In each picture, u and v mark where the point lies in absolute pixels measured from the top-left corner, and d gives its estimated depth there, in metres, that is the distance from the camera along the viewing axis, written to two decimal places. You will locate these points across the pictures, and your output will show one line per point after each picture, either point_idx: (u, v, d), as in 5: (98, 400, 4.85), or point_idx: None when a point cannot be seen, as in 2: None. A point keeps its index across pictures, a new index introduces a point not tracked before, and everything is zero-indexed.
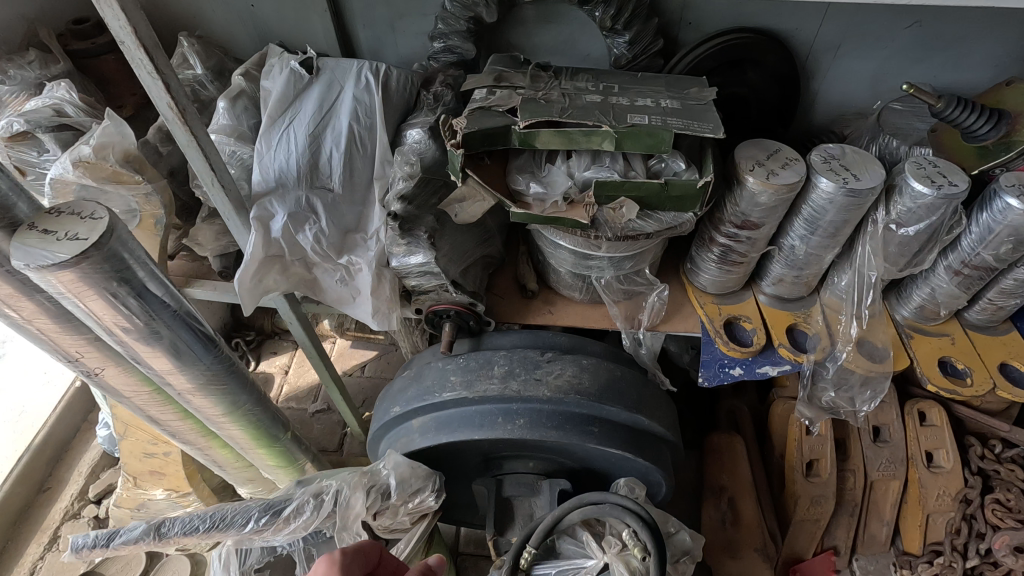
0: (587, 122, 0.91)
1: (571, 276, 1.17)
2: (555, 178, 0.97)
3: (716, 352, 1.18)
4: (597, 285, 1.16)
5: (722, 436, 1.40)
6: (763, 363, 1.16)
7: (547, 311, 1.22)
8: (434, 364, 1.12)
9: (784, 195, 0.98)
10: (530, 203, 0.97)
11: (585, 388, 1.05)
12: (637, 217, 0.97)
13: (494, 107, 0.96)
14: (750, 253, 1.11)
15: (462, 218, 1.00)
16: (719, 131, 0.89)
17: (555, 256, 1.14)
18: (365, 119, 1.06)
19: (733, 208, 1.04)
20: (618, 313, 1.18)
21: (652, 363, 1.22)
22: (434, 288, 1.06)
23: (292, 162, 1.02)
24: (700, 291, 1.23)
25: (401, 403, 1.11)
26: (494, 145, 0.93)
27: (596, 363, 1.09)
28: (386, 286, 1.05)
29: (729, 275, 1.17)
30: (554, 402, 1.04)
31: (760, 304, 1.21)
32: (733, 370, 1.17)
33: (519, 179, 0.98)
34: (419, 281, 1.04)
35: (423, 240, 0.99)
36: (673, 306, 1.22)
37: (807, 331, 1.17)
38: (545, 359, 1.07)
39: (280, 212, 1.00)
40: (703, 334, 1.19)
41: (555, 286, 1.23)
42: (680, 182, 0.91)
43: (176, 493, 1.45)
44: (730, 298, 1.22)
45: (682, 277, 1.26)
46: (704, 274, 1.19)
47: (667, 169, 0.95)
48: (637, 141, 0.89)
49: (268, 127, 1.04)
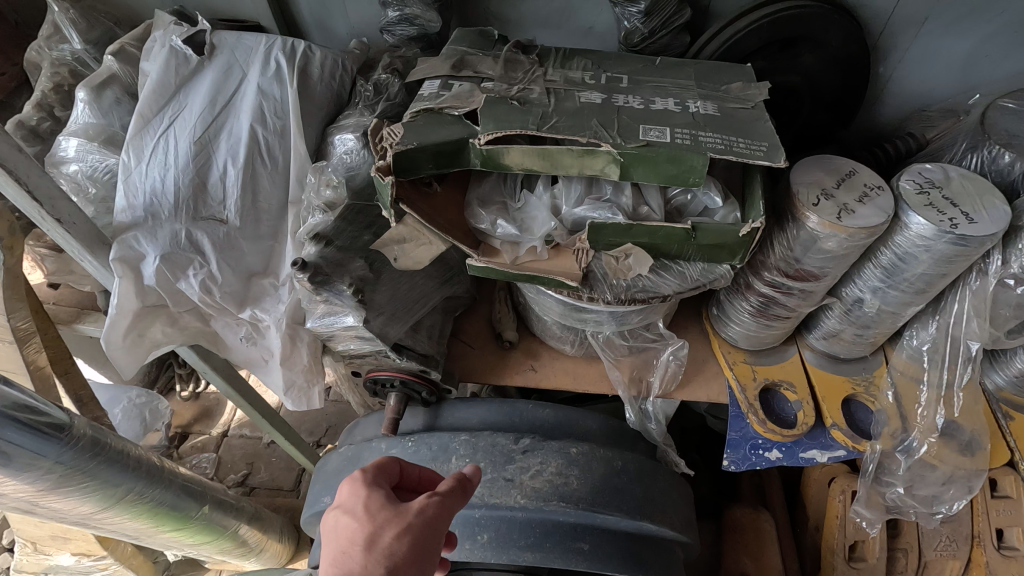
0: (577, 137, 0.61)
1: (559, 327, 0.88)
2: (532, 213, 0.69)
3: (746, 428, 0.90)
4: (593, 341, 0.88)
5: (747, 511, 1.13)
6: (808, 447, 0.88)
7: (529, 367, 0.93)
8: (374, 441, 0.86)
9: (862, 241, 0.69)
10: (499, 249, 0.70)
11: (572, 492, 0.78)
12: (649, 274, 0.69)
13: (446, 109, 0.66)
14: (801, 307, 0.82)
15: (401, 264, 0.70)
16: (778, 157, 0.58)
17: (538, 303, 0.85)
18: (274, 121, 0.76)
19: (785, 251, 0.74)
20: (622, 377, 0.89)
21: (665, 441, 0.93)
22: (371, 353, 0.79)
23: (169, 182, 0.73)
24: (727, 346, 0.93)
25: (333, 493, 0.87)
26: (444, 168, 0.64)
27: (588, 451, 0.82)
28: (303, 351, 0.77)
29: (769, 330, 0.88)
30: (529, 511, 0.78)
31: (806, 364, 0.92)
32: (769, 453, 0.89)
33: (481, 213, 0.69)
34: (349, 345, 0.77)
35: (346, 295, 0.70)
36: (693, 364, 0.94)
37: (871, 407, 0.88)
38: (519, 450, 0.81)
39: (149, 253, 0.72)
40: (731, 404, 0.91)
41: (539, 336, 0.95)
42: (713, 227, 0.63)
43: (87, 557, 1.22)
44: (767, 356, 0.93)
45: (705, 322, 0.97)
46: (735, 326, 0.90)
47: (693, 205, 0.67)
48: (651, 169, 0.60)
49: (139, 129, 0.75)
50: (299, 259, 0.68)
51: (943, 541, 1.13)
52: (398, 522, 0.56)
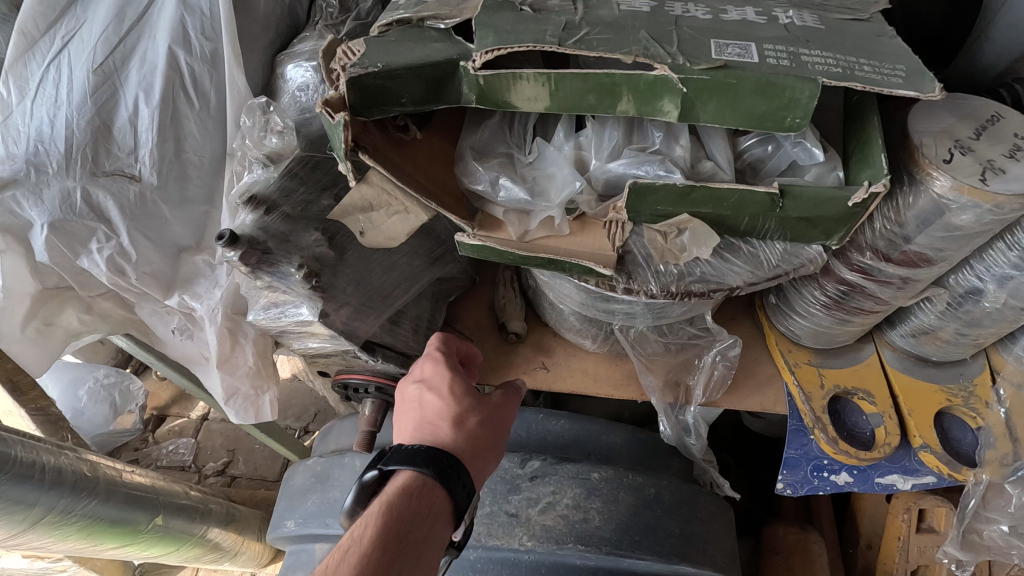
0: (618, 53, 0.41)
1: (579, 319, 0.70)
2: (547, 170, 0.49)
3: (809, 446, 0.73)
4: (620, 335, 0.70)
5: (792, 530, 0.97)
6: (887, 471, 0.70)
7: (541, 365, 0.75)
8: (347, 455, 0.71)
9: (1009, 215, 0.49)
10: (502, 220, 0.50)
11: (592, 531, 0.62)
12: (709, 257, 0.50)
13: (427, 21, 0.47)
14: (897, 300, 0.62)
15: (370, 240, 0.52)
16: (927, 87, 0.38)
17: (552, 288, 0.67)
18: (201, 44, 0.57)
19: (891, 227, 0.54)
20: (652, 381, 0.72)
21: (705, 460, 0.76)
22: (337, 353, 0.61)
23: (59, 125, 0.54)
24: (787, 343, 0.75)
25: (297, 517, 0.71)
26: (425, 104, 0.45)
27: (614, 477, 0.65)
28: (248, 351, 0.59)
29: (845, 326, 0.69)
30: (538, 556, 0.61)
31: (887, 367, 0.73)
32: (836, 478, 0.72)
33: (477, 169, 0.50)
34: (308, 343, 0.59)
35: (295, 279, 0.52)
36: (742, 367, 0.76)
37: (972, 424, 0.70)
38: (526, 476, 0.64)
39: (36, 220, 0.55)
40: (790, 416, 0.73)
41: (553, 327, 0.77)
42: (810, 192, 0.44)
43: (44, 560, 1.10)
44: (836, 356, 0.74)
45: (758, 314, 0.78)
46: (799, 320, 0.71)
47: (774, 161, 0.48)
48: (727, 102, 0.40)
49: (19, 55, 0.56)
50: (226, 231, 0.49)
51: None
52: (482, 409, 0.57)
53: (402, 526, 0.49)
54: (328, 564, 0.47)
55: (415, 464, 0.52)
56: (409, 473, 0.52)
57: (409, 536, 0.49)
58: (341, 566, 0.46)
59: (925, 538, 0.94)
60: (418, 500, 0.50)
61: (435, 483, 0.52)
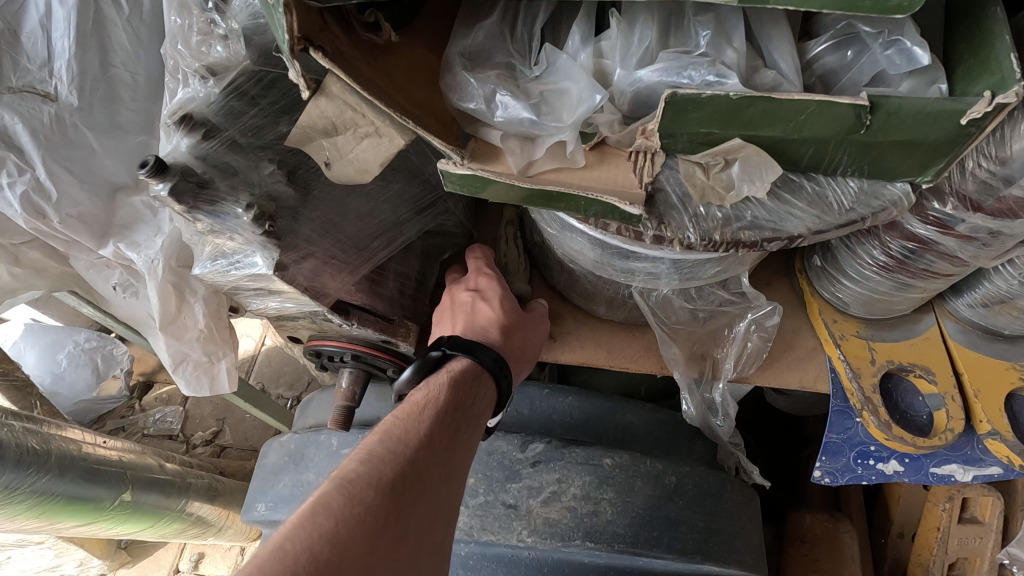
0: None
1: (592, 281, 0.60)
2: (558, 82, 0.39)
3: (853, 429, 0.63)
4: (639, 299, 0.60)
5: (819, 518, 0.89)
6: (941, 459, 0.61)
7: (547, 333, 0.65)
8: (323, 432, 0.62)
9: None
10: (500, 149, 0.40)
11: (602, 526, 0.53)
12: (762, 197, 0.39)
13: None
14: (979, 261, 0.51)
15: (336, 174, 0.42)
16: None
17: (561, 242, 0.57)
18: None
19: (989, 166, 0.43)
20: (674, 350, 0.62)
21: (736, 446, 0.66)
22: (304, 316, 0.52)
23: None
24: (832, 311, 0.65)
25: (268, 500, 0.63)
26: None
27: (629, 464, 0.56)
28: (197, 312, 0.50)
29: (905, 292, 0.58)
30: (538, 551, 0.53)
31: (948, 342, 0.63)
32: (883, 466, 0.63)
33: (467, 81, 0.39)
34: (269, 303, 0.50)
35: (243, 223, 0.42)
36: (780, 338, 0.66)
37: None
38: (527, 461, 0.55)
39: None
40: (833, 395, 0.63)
41: (561, 290, 0.66)
42: (910, 106, 0.33)
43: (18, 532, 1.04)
44: (890, 328, 0.64)
45: (798, 278, 0.68)
46: (850, 286, 0.61)
47: (854, 74, 0.37)
48: None
49: None
50: (151, 158, 0.39)
51: None
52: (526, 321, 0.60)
53: (463, 403, 0.52)
54: (406, 419, 0.48)
55: (474, 355, 0.54)
56: (467, 360, 0.54)
57: (471, 412, 0.52)
58: (422, 420, 0.49)
59: (967, 530, 0.85)
60: (473, 385, 0.54)
61: (486, 373, 0.55)
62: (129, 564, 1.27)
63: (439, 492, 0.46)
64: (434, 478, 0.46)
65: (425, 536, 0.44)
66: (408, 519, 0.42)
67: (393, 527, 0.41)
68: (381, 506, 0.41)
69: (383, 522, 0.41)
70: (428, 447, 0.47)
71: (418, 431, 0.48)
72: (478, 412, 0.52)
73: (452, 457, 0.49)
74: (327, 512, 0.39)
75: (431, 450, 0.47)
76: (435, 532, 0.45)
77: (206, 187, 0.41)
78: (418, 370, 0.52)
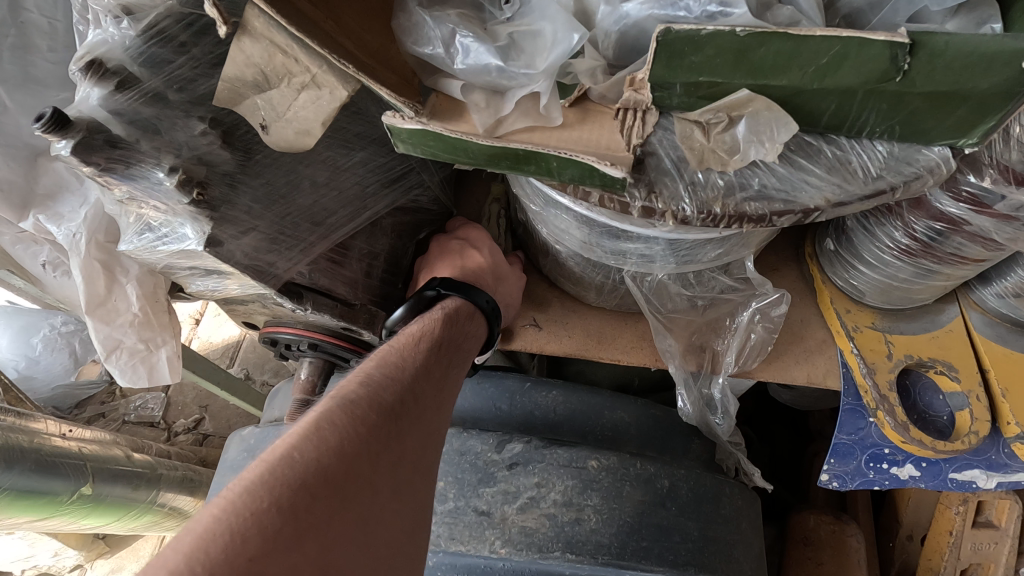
0: None
1: (580, 264, 0.54)
2: (533, 23, 0.32)
3: (866, 431, 0.57)
4: (631, 285, 0.54)
5: (824, 518, 0.84)
6: (960, 463, 0.56)
7: (531, 322, 0.59)
8: (284, 428, 0.57)
9: None
10: (463, 104, 0.34)
11: (585, 536, 0.48)
12: (775, 159, 0.32)
13: None
14: (1016, 244, 0.45)
15: (276, 139, 0.35)
16: None
17: (544, 219, 0.51)
18: None
19: None
20: (670, 342, 0.56)
21: (734, 444, 0.61)
22: (253, 298, 0.47)
23: None
24: (846, 299, 0.59)
25: None
26: None
27: (617, 466, 0.50)
28: (129, 293, 0.44)
29: (929, 279, 0.52)
30: (514, 564, 0.48)
31: (976, 338, 0.57)
32: (897, 471, 0.57)
33: (426, 21, 0.33)
34: (212, 282, 0.44)
35: (168, 188, 0.36)
36: (787, 330, 0.60)
37: None
38: (503, 464, 0.49)
39: None
40: (844, 392, 0.57)
41: (548, 273, 0.61)
42: (960, 40, 0.27)
43: None
44: (909, 319, 0.58)
45: (808, 264, 0.61)
46: (866, 271, 0.54)
47: (887, 13, 0.31)
48: None
49: None
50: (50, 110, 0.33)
51: None
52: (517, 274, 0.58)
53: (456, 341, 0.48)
54: (404, 347, 0.45)
55: (471, 292, 0.50)
56: (463, 298, 0.51)
57: (463, 349, 0.49)
58: (415, 352, 0.45)
59: (981, 534, 0.80)
60: (466, 324, 0.51)
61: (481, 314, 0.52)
62: (107, 555, 1.23)
63: (436, 422, 0.42)
64: (431, 406, 0.43)
65: (425, 463, 0.40)
66: (409, 443, 0.39)
67: (394, 449, 0.37)
68: (381, 425, 0.38)
69: (385, 443, 0.37)
70: (423, 377, 0.43)
71: (417, 359, 0.44)
72: (471, 347, 0.49)
73: (446, 390, 0.45)
74: (329, 427, 0.35)
75: (427, 381, 0.43)
76: (432, 459, 0.41)
77: (122, 148, 0.35)
78: (410, 308, 0.49)
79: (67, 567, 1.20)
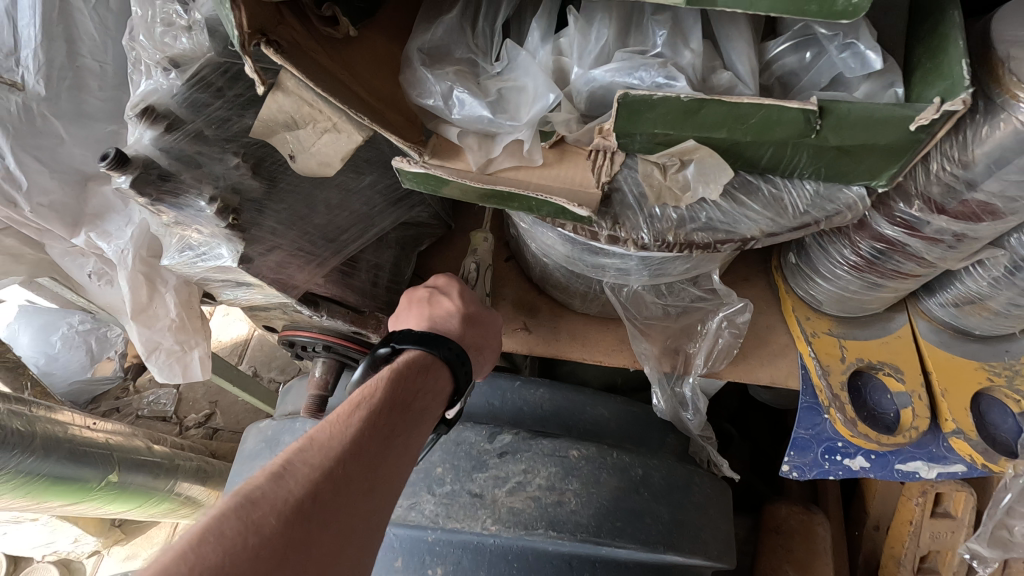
0: None
1: (565, 275, 0.61)
2: (518, 81, 0.39)
3: (822, 426, 0.64)
4: (611, 294, 0.60)
5: (795, 509, 0.90)
6: (908, 457, 0.62)
7: (521, 326, 0.65)
8: (298, 420, 0.63)
9: None
10: (459, 146, 0.40)
11: (567, 516, 0.54)
12: (718, 198, 0.39)
13: None
14: (945, 262, 0.52)
15: (301, 167, 0.42)
16: None
17: (533, 236, 0.57)
18: None
19: (952, 169, 0.43)
20: (645, 344, 0.63)
21: (706, 438, 0.67)
22: (274, 305, 0.53)
23: None
24: (806, 308, 0.65)
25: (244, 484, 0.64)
26: None
27: (596, 456, 0.57)
28: (167, 301, 0.51)
29: (877, 291, 0.58)
30: (502, 540, 0.54)
31: (921, 344, 0.63)
32: (850, 462, 0.63)
33: (428, 77, 0.39)
34: (240, 292, 0.50)
35: (208, 215, 0.43)
36: (752, 334, 0.66)
37: (1015, 409, 0.60)
38: (494, 452, 0.56)
39: None
40: (803, 391, 0.64)
41: (537, 282, 0.67)
42: (862, 108, 0.33)
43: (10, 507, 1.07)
44: (863, 326, 0.64)
45: (774, 276, 0.68)
46: (823, 283, 0.61)
47: (814, 74, 0.37)
48: None
49: None
50: (113, 150, 0.39)
51: None
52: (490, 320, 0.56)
53: (405, 404, 0.46)
54: (335, 422, 0.42)
55: (426, 343, 0.50)
56: (419, 350, 0.50)
57: (414, 405, 0.47)
58: (351, 422, 0.43)
59: (939, 524, 0.86)
60: (422, 374, 0.49)
61: (441, 364, 0.50)
62: (122, 542, 1.29)
63: (362, 507, 0.39)
64: (358, 490, 0.40)
65: (345, 557, 0.37)
66: (325, 535, 0.36)
67: (305, 550, 0.35)
68: (289, 524, 0.35)
69: (284, 554, 0.34)
70: (350, 458, 0.40)
71: (345, 435, 0.42)
72: (421, 407, 0.47)
73: (381, 466, 0.42)
74: (215, 542, 0.33)
75: (356, 461, 0.41)
76: (353, 556, 0.37)
77: (169, 178, 0.42)
78: (365, 369, 0.48)
79: (85, 552, 1.26)
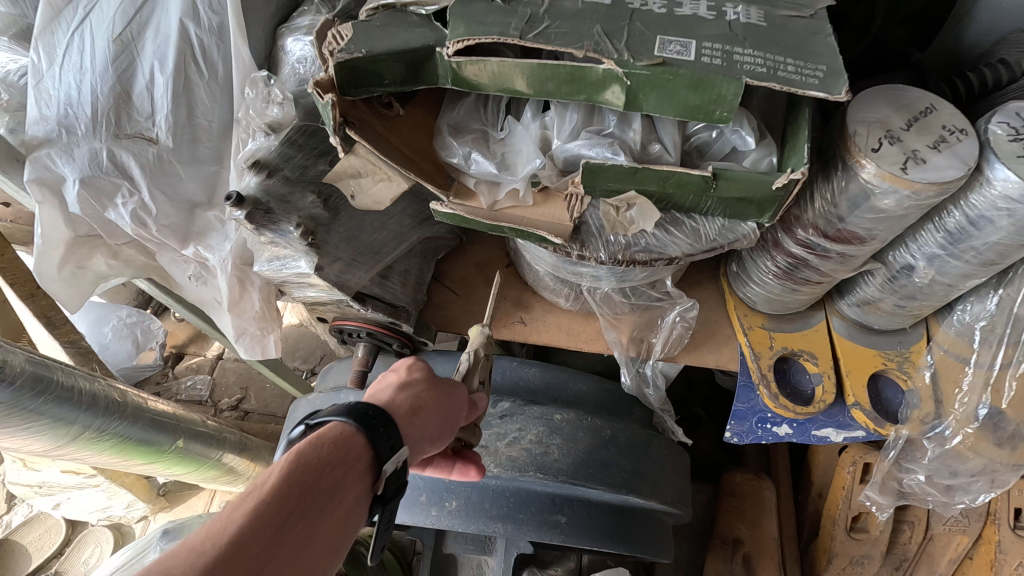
0: (578, 45, 0.46)
1: (553, 279, 0.78)
2: (517, 147, 0.55)
3: (755, 400, 0.81)
4: (589, 295, 0.78)
5: (747, 477, 1.08)
6: (821, 424, 0.79)
7: (519, 320, 0.84)
8: (342, 392, 0.79)
9: (928, 201, 0.55)
10: (474, 190, 0.57)
11: (551, 462, 0.71)
12: (655, 229, 0.56)
13: (412, 7, 0.52)
14: (836, 273, 0.69)
15: (361, 203, 0.59)
16: (837, 89, 0.44)
17: (528, 250, 0.74)
18: (206, 17, 0.61)
19: (827, 207, 0.60)
20: (616, 334, 0.80)
21: (666, 410, 0.84)
22: (332, 302, 0.69)
23: (88, 93, 0.60)
24: (745, 307, 0.82)
25: None
26: (405, 85, 0.51)
27: (575, 419, 0.74)
28: (254, 297, 0.68)
29: (795, 295, 0.75)
30: (502, 480, 0.71)
31: (833, 335, 0.80)
32: (777, 428, 0.81)
33: (454, 144, 0.56)
34: (309, 292, 0.67)
35: (294, 236, 0.59)
36: (702, 327, 0.84)
37: (903, 385, 0.77)
38: (497, 414, 0.73)
39: (67, 177, 0.62)
40: (740, 372, 0.81)
41: (532, 284, 0.84)
42: (741, 176, 0.50)
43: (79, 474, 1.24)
44: (789, 321, 0.81)
45: (721, 281, 0.85)
46: (755, 287, 0.78)
47: (718, 145, 0.53)
48: (663, 100, 0.46)
49: (47, 23, 0.62)
50: (234, 193, 0.56)
51: (955, 517, 1.12)
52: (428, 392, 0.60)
53: (302, 486, 0.48)
54: (226, 514, 0.45)
55: (346, 416, 0.53)
56: (336, 424, 0.53)
57: (320, 484, 0.49)
58: (240, 513, 0.45)
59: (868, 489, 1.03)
60: (338, 449, 0.51)
61: (359, 435, 0.53)
62: (165, 510, 1.45)
63: None
64: None
65: None
66: None
67: None
68: None
69: None
70: (229, 556, 0.42)
71: (227, 530, 0.44)
72: (324, 488, 0.49)
73: (264, 563, 0.44)
74: None
75: (228, 563, 0.42)
76: None
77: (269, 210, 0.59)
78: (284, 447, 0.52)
79: (133, 518, 1.42)
